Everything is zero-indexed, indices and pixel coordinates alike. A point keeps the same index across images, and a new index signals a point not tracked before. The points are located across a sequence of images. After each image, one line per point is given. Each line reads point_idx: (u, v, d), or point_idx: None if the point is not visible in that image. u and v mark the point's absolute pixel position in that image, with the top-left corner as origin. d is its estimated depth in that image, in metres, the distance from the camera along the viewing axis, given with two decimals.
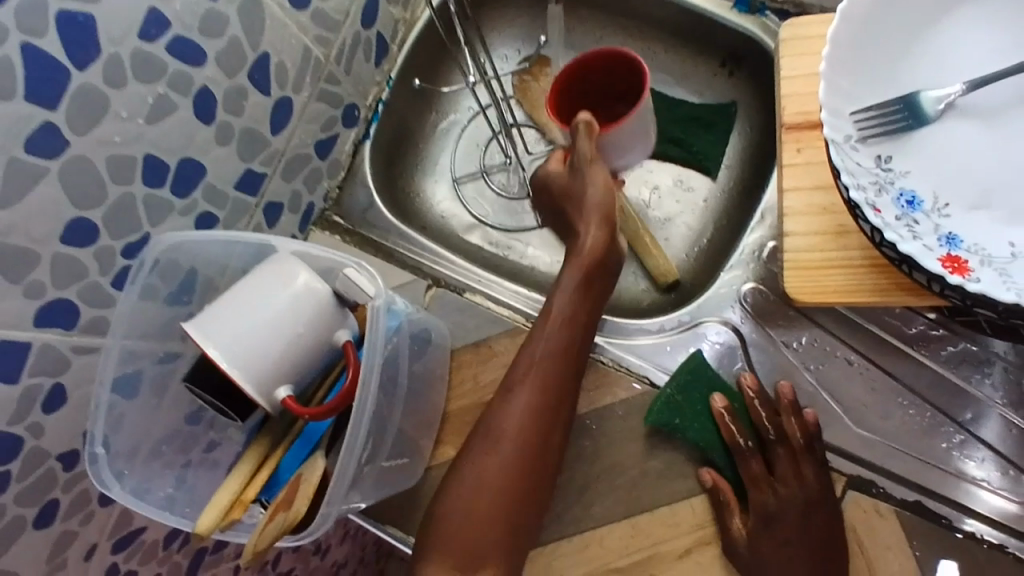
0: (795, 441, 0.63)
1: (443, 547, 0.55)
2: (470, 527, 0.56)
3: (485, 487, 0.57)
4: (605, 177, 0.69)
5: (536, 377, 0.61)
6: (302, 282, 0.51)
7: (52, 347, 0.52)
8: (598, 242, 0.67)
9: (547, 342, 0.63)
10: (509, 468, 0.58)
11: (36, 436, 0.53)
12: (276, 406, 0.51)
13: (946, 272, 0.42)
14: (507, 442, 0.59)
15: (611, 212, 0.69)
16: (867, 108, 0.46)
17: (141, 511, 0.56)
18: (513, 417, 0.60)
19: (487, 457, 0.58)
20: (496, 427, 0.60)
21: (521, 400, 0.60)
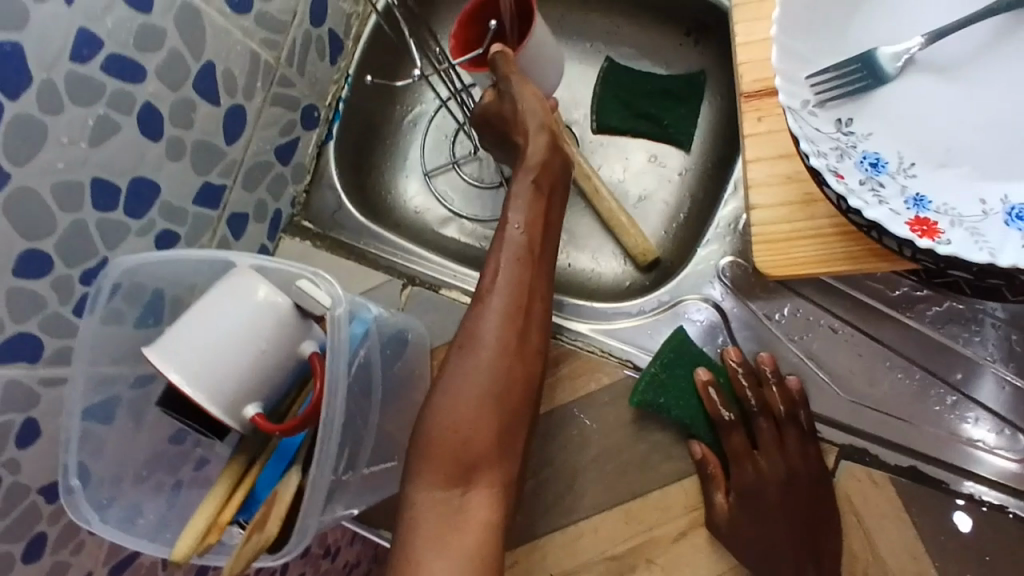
0: (775, 411, 0.63)
1: (433, 464, 0.55)
2: (456, 443, 0.56)
3: (466, 407, 0.57)
4: (536, 90, 0.64)
5: (502, 295, 0.60)
6: (262, 296, 0.50)
7: (18, 383, 0.52)
8: (542, 151, 0.64)
9: (506, 258, 0.61)
10: (475, 410, 0.57)
11: (11, 473, 0.53)
12: (247, 425, 0.50)
13: (915, 236, 0.41)
14: (480, 359, 0.58)
15: (550, 122, 0.65)
16: (822, 70, 0.44)
17: (117, 541, 0.55)
18: (484, 337, 0.59)
19: (461, 375, 0.58)
20: (467, 348, 0.59)
21: (490, 320, 0.59)
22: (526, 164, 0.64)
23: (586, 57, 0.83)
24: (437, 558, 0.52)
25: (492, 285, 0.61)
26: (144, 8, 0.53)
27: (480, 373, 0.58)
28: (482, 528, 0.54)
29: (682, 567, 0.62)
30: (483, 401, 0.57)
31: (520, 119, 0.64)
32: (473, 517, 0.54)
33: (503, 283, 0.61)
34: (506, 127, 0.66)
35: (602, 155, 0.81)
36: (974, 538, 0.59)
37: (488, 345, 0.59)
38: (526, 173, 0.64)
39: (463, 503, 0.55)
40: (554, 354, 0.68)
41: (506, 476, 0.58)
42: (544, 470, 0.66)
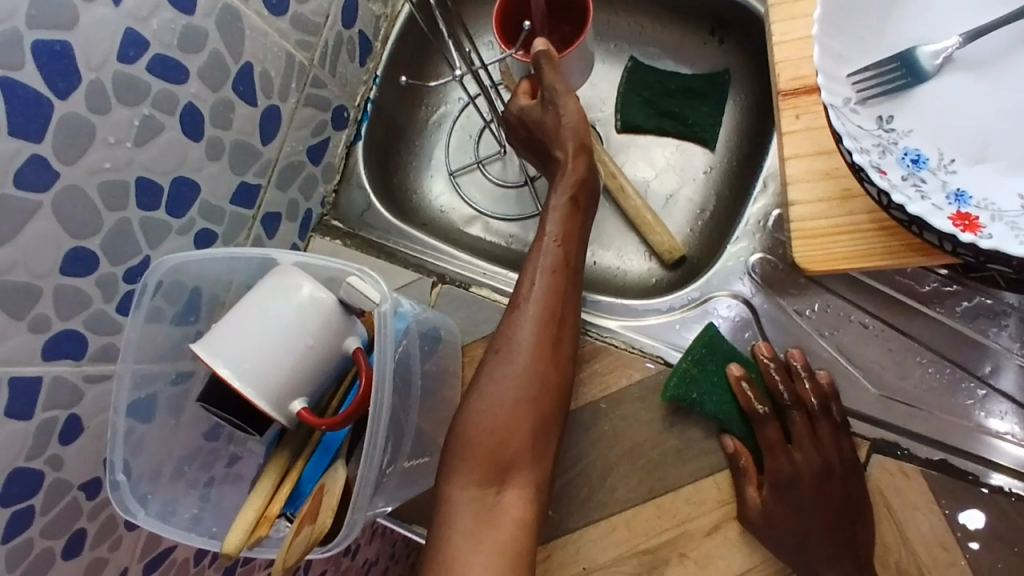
0: (809, 405, 0.63)
1: (469, 462, 0.56)
2: (492, 442, 0.56)
3: (501, 408, 0.57)
4: (577, 103, 0.64)
5: (538, 302, 0.61)
6: (307, 293, 0.51)
7: (64, 379, 0.52)
8: (580, 168, 0.65)
9: (543, 267, 0.62)
10: (511, 414, 0.57)
11: (56, 469, 0.53)
12: (292, 419, 0.51)
13: (957, 231, 0.42)
14: (516, 365, 0.59)
15: (588, 138, 0.65)
16: (863, 69, 0.45)
17: (165, 533, 0.56)
18: (521, 343, 0.59)
19: (497, 378, 0.58)
20: (504, 353, 0.59)
21: (526, 327, 0.60)
22: (564, 177, 0.65)
23: (610, 57, 0.84)
24: (472, 552, 0.52)
25: (528, 292, 0.61)
26: (187, 10, 0.54)
27: (516, 377, 0.58)
28: (516, 526, 0.54)
29: (714, 560, 0.63)
30: (518, 403, 0.58)
31: (560, 132, 0.64)
32: (506, 514, 0.55)
33: (539, 291, 0.61)
34: (544, 138, 0.66)
35: (627, 154, 0.81)
36: (1005, 531, 0.60)
37: (524, 350, 0.59)
38: (564, 186, 0.65)
39: (497, 501, 0.55)
40: (584, 350, 0.69)
41: (540, 477, 0.58)
42: (575, 465, 0.67)
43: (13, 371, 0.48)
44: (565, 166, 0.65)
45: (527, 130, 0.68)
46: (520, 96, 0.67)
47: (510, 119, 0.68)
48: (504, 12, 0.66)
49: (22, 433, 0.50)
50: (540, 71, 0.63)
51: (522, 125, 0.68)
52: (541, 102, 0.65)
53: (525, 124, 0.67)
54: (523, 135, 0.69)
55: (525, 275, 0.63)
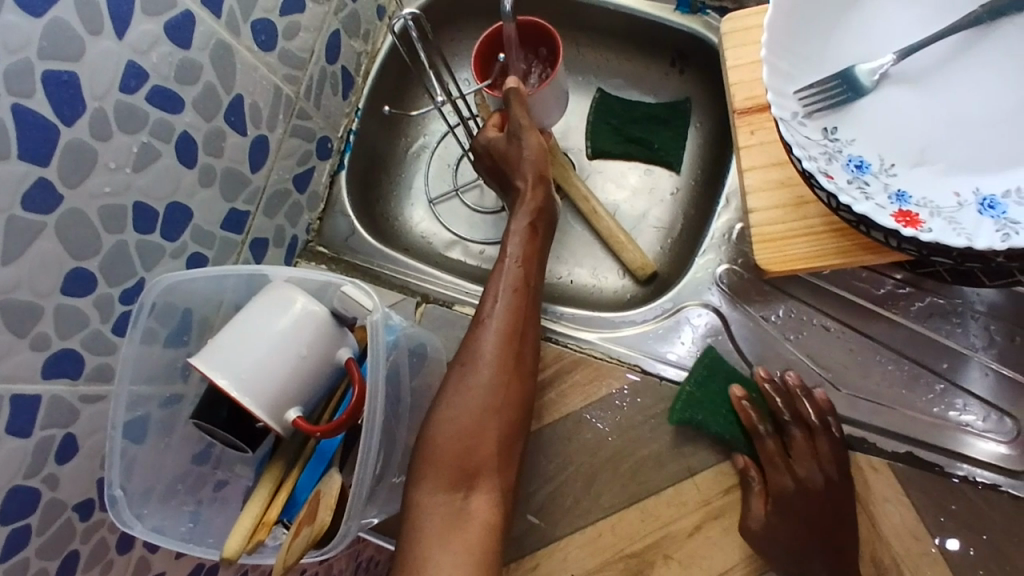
0: (808, 422, 0.66)
1: (436, 468, 0.58)
2: (459, 450, 0.59)
3: (466, 416, 0.60)
4: (540, 140, 0.68)
5: (500, 318, 0.64)
6: (300, 307, 0.53)
7: (61, 398, 0.54)
8: (538, 198, 0.69)
9: (505, 286, 0.65)
10: (474, 420, 0.60)
11: (53, 486, 0.55)
12: (288, 428, 0.53)
13: (899, 227, 0.46)
14: (481, 375, 0.61)
15: (546, 170, 0.70)
16: (808, 86, 0.50)
17: (165, 544, 0.57)
18: (484, 356, 0.62)
19: (462, 388, 0.61)
20: (468, 364, 0.62)
21: (490, 341, 0.63)
22: (524, 205, 0.69)
23: (580, 89, 0.89)
24: (442, 553, 0.54)
25: (491, 309, 0.64)
26: (184, 45, 0.58)
27: (480, 389, 0.60)
28: (483, 528, 0.56)
29: (698, 559, 0.65)
30: (484, 411, 0.60)
31: (521, 162, 0.68)
32: (474, 518, 0.57)
33: (502, 308, 0.64)
34: (506, 168, 0.70)
35: (599, 180, 0.86)
36: (973, 518, 0.63)
37: (486, 360, 0.62)
38: (524, 212, 0.69)
39: (466, 505, 0.57)
40: (565, 362, 0.72)
41: (506, 484, 0.60)
42: (560, 473, 0.69)
43: (14, 388, 0.50)
44: (524, 194, 0.69)
45: (491, 161, 0.72)
46: (490, 127, 0.71)
47: (479, 149, 0.72)
48: (485, 51, 0.71)
49: (20, 451, 0.51)
50: (509, 106, 0.67)
51: (487, 156, 0.71)
52: (506, 135, 0.69)
53: (491, 154, 0.71)
54: (488, 166, 0.73)
55: (488, 295, 0.66)
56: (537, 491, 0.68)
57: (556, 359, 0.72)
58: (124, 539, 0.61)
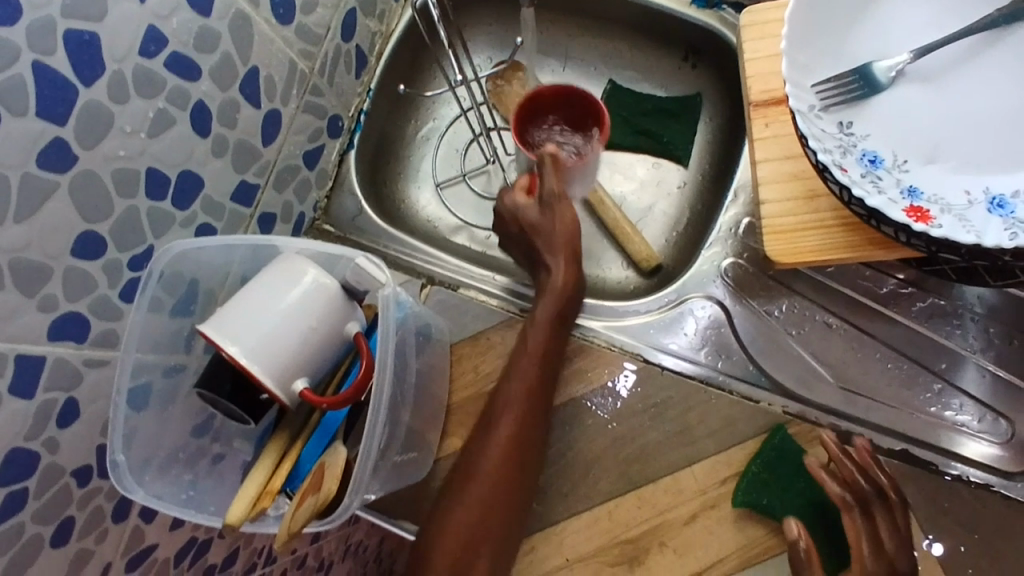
0: (886, 497, 0.62)
1: (436, 557, 0.60)
2: (460, 546, 0.60)
3: (466, 511, 0.62)
4: (571, 213, 0.72)
5: (511, 418, 0.65)
6: (311, 278, 0.53)
7: (66, 361, 0.54)
8: (566, 280, 0.71)
9: (518, 383, 0.67)
10: (474, 510, 0.62)
11: (53, 450, 0.55)
12: (294, 398, 0.53)
13: (911, 221, 0.47)
14: (483, 475, 0.63)
15: (575, 249, 0.72)
16: (826, 79, 0.51)
17: (166, 510, 0.57)
18: (488, 457, 0.63)
19: (465, 492, 0.63)
20: (472, 466, 0.64)
21: (494, 443, 0.64)
22: (551, 290, 0.71)
23: (591, 80, 0.89)
24: None
25: (503, 405, 0.65)
26: (204, 12, 0.58)
27: (479, 489, 0.62)
28: None
29: (694, 548, 0.65)
30: (481, 508, 0.62)
31: (553, 238, 0.71)
32: None
33: (512, 403, 0.65)
34: (537, 242, 0.73)
35: (607, 171, 0.86)
36: (966, 518, 0.64)
37: (494, 451, 0.64)
38: (550, 292, 0.71)
39: None
40: (569, 348, 0.72)
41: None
42: (560, 458, 0.69)
43: (20, 347, 0.49)
44: (553, 275, 0.71)
45: (519, 227, 0.74)
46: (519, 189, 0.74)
47: (505, 211, 0.74)
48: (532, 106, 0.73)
49: (23, 412, 0.51)
50: (543, 172, 0.70)
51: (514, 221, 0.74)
52: (538, 204, 0.72)
53: (519, 221, 0.73)
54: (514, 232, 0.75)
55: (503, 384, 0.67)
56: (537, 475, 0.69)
57: None
58: (119, 510, 0.62)
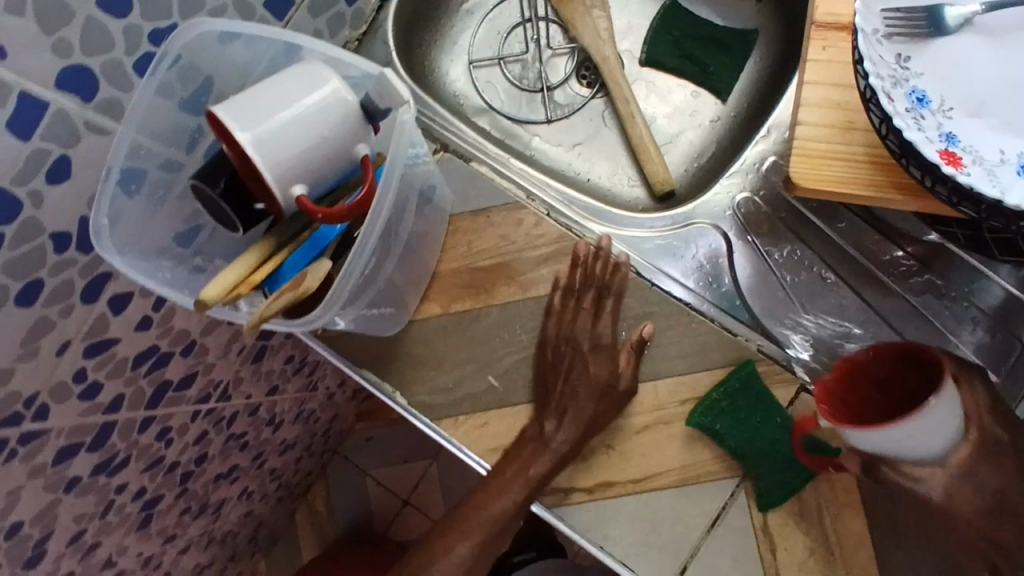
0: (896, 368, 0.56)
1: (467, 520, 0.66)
2: (487, 522, 0.66)
3: (495, 496, 0.65)
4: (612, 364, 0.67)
5: (521, 478, 0.65)
6: (331, 88, 0.51)
7: (68, 116, 0.52)
8: (597, 374, 0.66)
9: (523, 462, 0.65)
10: (506, 498, 0.65)
11: (37, 205, 0.53)
12: (290, 205, 0.52)
13: (942, 163, 0.46)
14: (509, 493, 0.65)
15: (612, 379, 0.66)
16: (895, 9, 0.50)
17: (140, 281, 0.56)
18: (507, 487, 0.65)
19: (495, 491, 0.65)
20: (506, 468, 0.66)
21: (507, 496, 0.65)
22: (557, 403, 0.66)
23: None
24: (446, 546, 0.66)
25: (518, 460, 0.65)
26: None
27: (504, 499, 0.65)
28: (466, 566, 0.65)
29: (637, 455, 0.67)
30: (498, 515, 0.65)
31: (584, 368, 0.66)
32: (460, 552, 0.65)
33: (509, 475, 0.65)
34: (552, 383, 0.67)
35: (644, 88, 0.85)
36: None
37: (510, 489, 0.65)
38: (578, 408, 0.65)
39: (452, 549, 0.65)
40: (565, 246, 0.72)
41: (483, 552, 0.66)
42: (529, 345, 0.70)
43: (24, 83, 0.48)
44: (544, 447, 0.65)
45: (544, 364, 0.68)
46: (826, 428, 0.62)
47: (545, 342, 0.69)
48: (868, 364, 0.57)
49: (15, 154, 0.50)
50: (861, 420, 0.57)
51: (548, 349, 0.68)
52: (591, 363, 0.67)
53: (545, 361, 0.68)
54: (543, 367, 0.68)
55: (528, 448, 0.66)
56: (505, 356, 0.70)
57: (558, 239, 0.72)
58: (89, 293, 0.62)
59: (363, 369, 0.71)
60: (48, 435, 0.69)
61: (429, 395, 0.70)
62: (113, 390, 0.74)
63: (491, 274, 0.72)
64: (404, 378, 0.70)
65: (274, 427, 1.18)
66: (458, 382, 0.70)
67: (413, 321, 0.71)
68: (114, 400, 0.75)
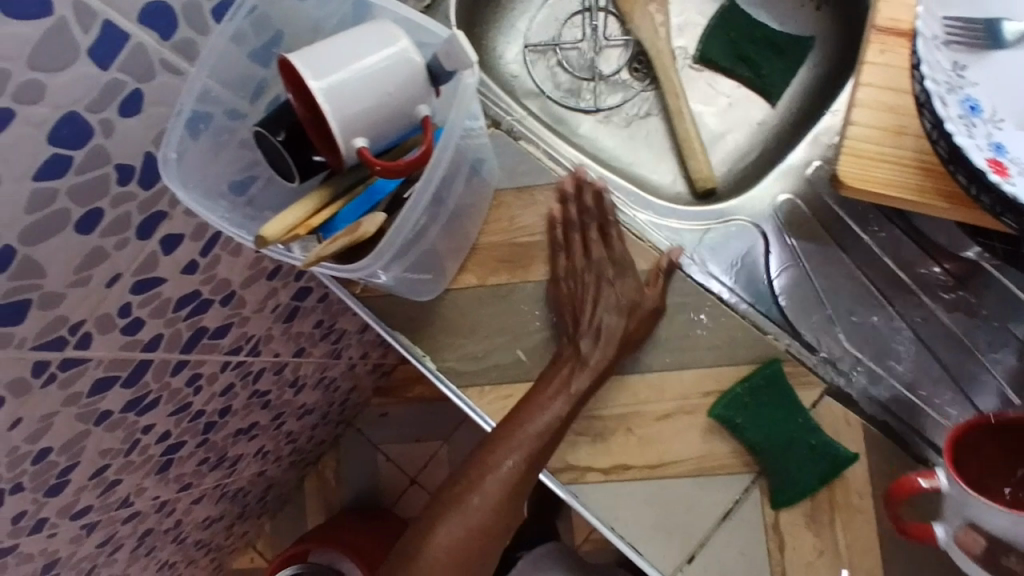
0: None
1: (513, 438, 0.66)
2: (537, 442, 0.66)
3: (538, 414, 0.66)
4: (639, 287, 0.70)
5: (563, 395, 0.66)
6: (401, 47, 0.53)
7: (146, 51, 0.55)
8: (628, 295, 0.70)
9: (561, 381, 0.67)
10: (552, 414, 0.66)
11: (107, 134, 0.56)
12: (350, 156, 0.53)
13: (989, 170, 0.46)
14: (552, 408, 0.66)
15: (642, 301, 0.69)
16: (957, 18, 0.51)
17: (202, 215, 0.60)
18: (548, 401, 0.66)
19: (538, 407, 0.66)
20: (547, 387, 0.67)
21: (551, 413, 0.66)
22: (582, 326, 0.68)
23: None
24: (492, 462, 0.66)
25: (557, 380, 0.67)
26: None
27: (547, 414, 0.66)
28: (512, 485, 0.66)
29: (656, 442, 0.68)
30: (543, 432, 0.66)
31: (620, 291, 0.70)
32: (506, 473, 0.66)
33: (551, 393, 0.67)
34: (576, 309, 0.69)
35: (695, 86, 0.85)
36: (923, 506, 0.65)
37: (553, 405, 0.66)
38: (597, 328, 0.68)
39: (499, 467, 0.66)
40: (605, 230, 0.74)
41: (529, 476, 0.67)
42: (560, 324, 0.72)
43: (110, 13, 0.51)
44: (581, 363, 0.67)
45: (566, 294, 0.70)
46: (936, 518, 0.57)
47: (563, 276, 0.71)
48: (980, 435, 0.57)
49: (93, 80, 0.52)
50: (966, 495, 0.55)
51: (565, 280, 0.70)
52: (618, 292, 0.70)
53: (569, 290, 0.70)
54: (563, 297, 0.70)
55: (560, 368, 0.68)
56: (536, 332, 0.72)
57: None
58: (143, 230, 0.64)
59: (397, 332, 0.73)
60: (89, 363, 0.70)
61: (458, 361, 0.72)
62: (154, 329, 0.75)
63: (529, 250, 0.73)
64: (436, 343, 0.72)
65: (296, 389, 1.20)
66: (488, 351, 0.72)
67: (450, 289, 0.73)
68: (153, 339, 0.77)
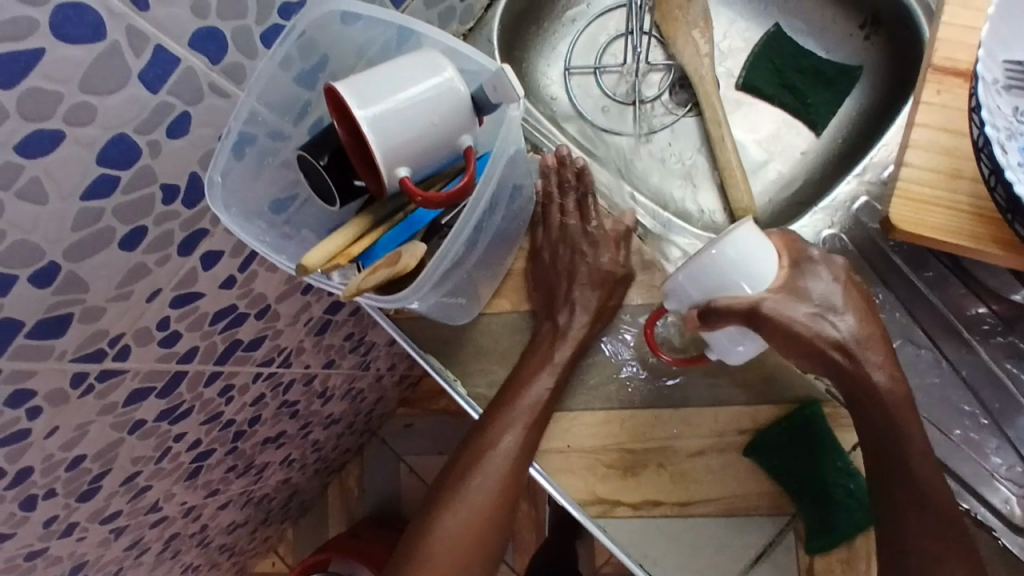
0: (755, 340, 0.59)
1: (508, 416, 0.66)
2: (536, 417, 0.66)
3: (529, 390, 0.66)
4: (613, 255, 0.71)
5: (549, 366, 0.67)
6: (446, 77, 0.53)
7: (195, 74, 0.56)
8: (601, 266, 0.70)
9: (546, 355, 0.68)
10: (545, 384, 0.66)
11: (154, 155, 0.56)
12: (393, 184, 0.54)
13: None
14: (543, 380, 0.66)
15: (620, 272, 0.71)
16: (1019, 61, 0.49)
17: (241, 237, 0.61)
18: (536, 372, 0.67)
19: (528, 380, 0.67)
20: (536, 362, 0.68)
21: (541, 383, 0.67)
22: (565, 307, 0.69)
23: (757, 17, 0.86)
24: (492, 444, 0.66)
25: (545, 354, 0.68)
26: None
27: (538, 386, 0.66)
28: (512, 465, 0.66)
29: (688, 479, 0.67)
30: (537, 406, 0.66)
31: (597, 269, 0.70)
32: (503, 454, 0.66)
33: (540, 367, 0.67)
34: (557, 284, 0.70)
35: (739, 114, 0.84)
36: None
37: (543, 378, 0.67)
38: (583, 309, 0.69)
39: (496, 446, 0.66)
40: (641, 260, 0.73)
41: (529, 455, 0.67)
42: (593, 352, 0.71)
43: (161, 38, 0.51)
44: (564, 334, 0.68)
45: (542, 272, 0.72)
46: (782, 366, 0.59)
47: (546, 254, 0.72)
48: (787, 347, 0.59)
49: (143, 102, 0.53)
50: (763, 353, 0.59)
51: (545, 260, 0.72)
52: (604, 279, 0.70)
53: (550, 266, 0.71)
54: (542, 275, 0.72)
55: (544, 341, 0.69)
56: None
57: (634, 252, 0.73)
58: (185, 247, 0.65)
59: (429, 356, 0.72)
60: (126, 375, 0.71)
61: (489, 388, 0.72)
62: (189, 342, 0.76)
63: None
64: (467, 368, 0.72)
65: (324, 399, 1.21)
66: None
67: (483, 313, 0.73)
68: (188, 351, 0.77)
